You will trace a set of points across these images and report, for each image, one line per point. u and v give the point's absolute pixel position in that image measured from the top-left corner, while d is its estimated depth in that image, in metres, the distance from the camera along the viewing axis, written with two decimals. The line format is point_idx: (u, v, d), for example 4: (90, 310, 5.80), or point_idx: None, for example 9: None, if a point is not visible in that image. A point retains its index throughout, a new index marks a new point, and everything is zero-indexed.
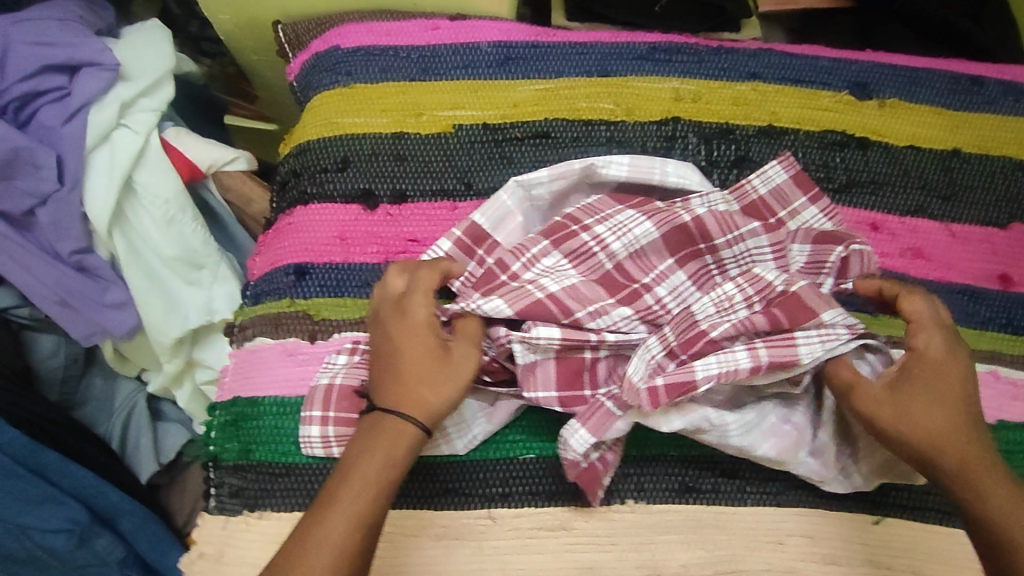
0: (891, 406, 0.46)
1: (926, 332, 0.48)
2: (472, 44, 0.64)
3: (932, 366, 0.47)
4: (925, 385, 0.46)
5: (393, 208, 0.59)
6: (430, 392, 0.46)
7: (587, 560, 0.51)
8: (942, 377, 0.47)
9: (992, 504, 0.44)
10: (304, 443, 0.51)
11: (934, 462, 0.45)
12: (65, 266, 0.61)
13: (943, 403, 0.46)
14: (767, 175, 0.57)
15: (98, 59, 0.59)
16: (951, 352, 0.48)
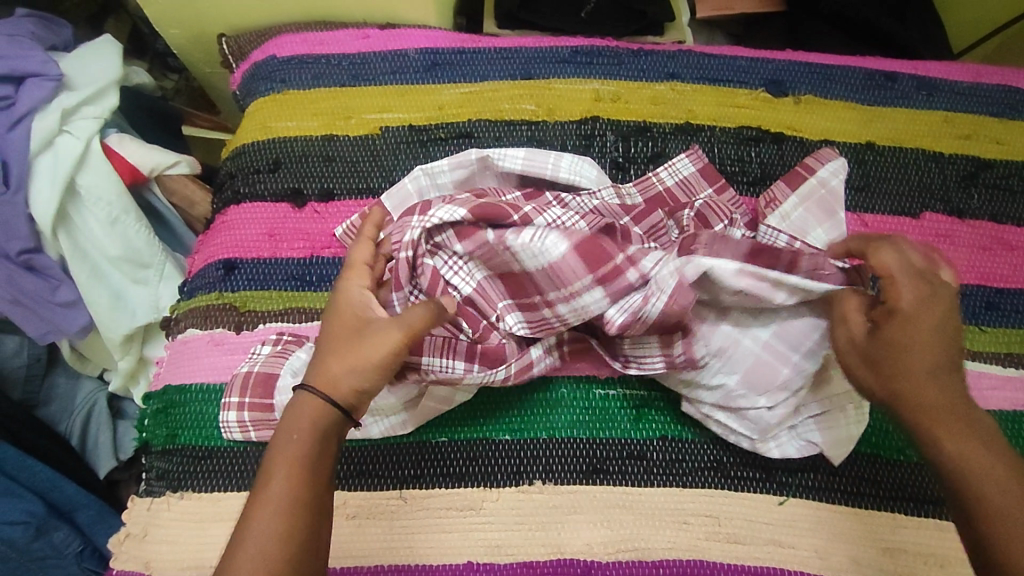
0: (889, 359, 0.45)
1: (912, 283, 0.46)
2: (399, 51, 0.68)
3: (909, 323, 0.45)
4: (931, 346, 0.45)
5: (320, 206, 0.62)
6: (339, 367, 0.46)
7: (495, 539, 0.53)
8: (927, 339, 0.45)
9: (990, 494, 0.41)
10: (223, 428, 0.55)
11: (919, 427, 0.44)
12: (14, 264, 0.64)
13: (943, 364, 0.45)
14: (674, 167, 0.62)
15: (42, 71, 0.64)
16: (927, 308, 0.45)
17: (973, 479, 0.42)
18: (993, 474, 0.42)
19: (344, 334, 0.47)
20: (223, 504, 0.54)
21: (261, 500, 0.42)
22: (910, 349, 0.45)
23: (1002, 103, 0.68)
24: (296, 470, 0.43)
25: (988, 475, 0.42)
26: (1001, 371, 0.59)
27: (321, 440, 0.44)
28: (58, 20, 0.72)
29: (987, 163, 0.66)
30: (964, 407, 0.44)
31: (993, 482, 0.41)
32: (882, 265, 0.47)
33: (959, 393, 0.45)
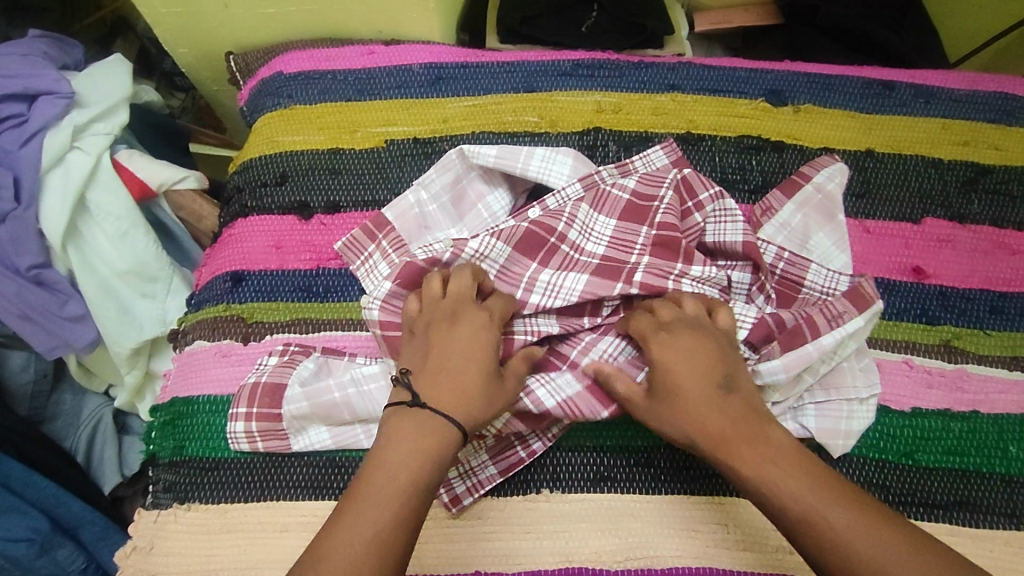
0: (667, 397, 0.47)
1: (659, 337, 0.49)
2: (404, 66, 0.69)
3: (664, 368, 0.47)
4: (684, 394, 0.46)
5: (326, 218, 0.63)
6: (489, 410, 0.47)
7: (503, 548, 0.53)
8: (672, 374, 0.47)
9: (785, 492, 0.42)
10: (230, 438, 0.55)
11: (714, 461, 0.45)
12: (24, 279, 0.64)
13: (711, 409, 0.46)
14: (649, 158, 0.62)
15: (54, 89, 0.65)
16: (701, 345, 0.48)
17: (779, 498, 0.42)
18: (803, 495, 0.42)
19: (485, 378, 0.47)
20: (230, 515, 0.54)
21: (365, 492, 0.43)
22: (675, 403, 0.47)
23: (1000, 109, 0.69)
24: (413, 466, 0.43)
25: (789, 490, 0.42)
26: (1007, 375, 0.59)
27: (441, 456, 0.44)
28: (69, 41, 0.74)
29: (986, 168, 0.66)
30: (762, 431, 0.45)
31: (787, 479, 0.43)
32: (638, 329, 0.50)
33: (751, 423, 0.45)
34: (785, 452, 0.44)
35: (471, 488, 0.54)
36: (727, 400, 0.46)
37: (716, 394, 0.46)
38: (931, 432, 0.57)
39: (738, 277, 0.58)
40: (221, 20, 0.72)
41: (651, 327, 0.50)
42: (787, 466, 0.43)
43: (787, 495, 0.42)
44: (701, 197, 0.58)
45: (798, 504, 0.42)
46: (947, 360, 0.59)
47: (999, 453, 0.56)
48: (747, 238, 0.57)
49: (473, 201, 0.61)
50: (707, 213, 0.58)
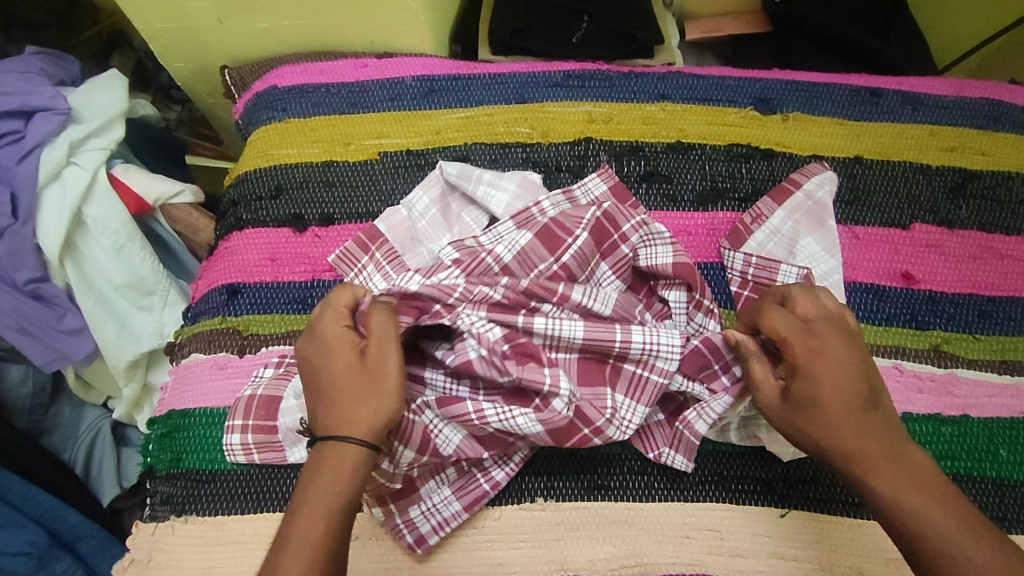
0: (808, 398, 0.46)
1: (803, 338, 0.47)
2: (397, 79, 0.70)
3: (815, 370, 0.46)
4: (835, 403, 0.46)
5: (320, 230, 0.63)
6: (365, 410, 0.46)
7: (497, 557, 0.53)
8: (826, 374, 0.46)
9: (917, 513, 0.42)
10: (227, 451, 0.55)
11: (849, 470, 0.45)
12: (21, 294, 0.65)
13: (858, 423, 0.45)
14: (586, 187, 0.62)
15: (51, 105, 0.66)
16: (846, 355, 0.47)
17: (915, 523, 0.42)
18: (942, 523, 0.41)
19: (358, 382, 0.47)
20: (227, 527, 0.54)
21: (290, 531, 0.42)
22: (820, 410, 0.46)
23: (986, 115, 0.70)
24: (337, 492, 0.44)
25: (932, 514, 0.41)
26: (997, 379, 0.60)
27: (356, 483, 0.44)
28: (65, 57, 0.75)
29: (973, 174, 0.67)
30: (901, 452, 0.44)
31: (925, 502, 0.42)
32: (774, 327, 0.48)
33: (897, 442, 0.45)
34: (925, 474, 0.43)
35: (436, 527, 0.53)
36: (872, 413, 0.46)
37: (859, 410, 0.46)
38: (922, 437, 0.57)
39: (675, 296, 0.58)
40: (216, 35, 0.73)
41: (795, 327, 0.48)
42: (925, 490, 0.42)
43: (929, 521, 0.41)
44: (626, 229, 0.57)
45: (940, 532, 0.41)
46: (937, 365, 0.60)
47: (989, 457, 0.57)
48: (678, 259, 0.57)
49: (463, 212, 0.63)
50: (635, 242, 0.57)
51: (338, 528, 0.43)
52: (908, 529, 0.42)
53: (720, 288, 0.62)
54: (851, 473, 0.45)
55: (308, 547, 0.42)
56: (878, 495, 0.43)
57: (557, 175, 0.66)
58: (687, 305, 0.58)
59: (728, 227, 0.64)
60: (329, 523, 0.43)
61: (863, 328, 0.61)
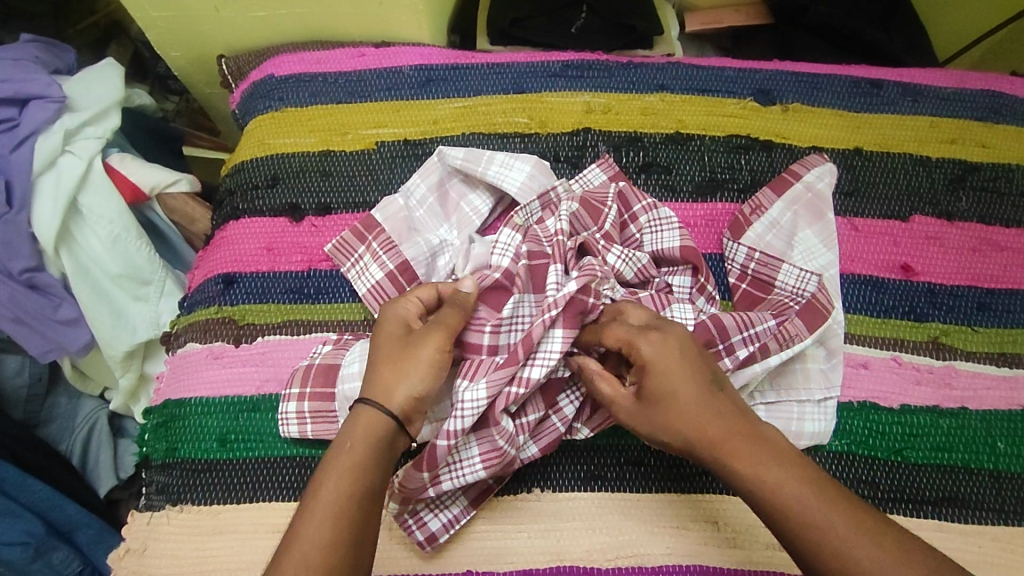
0: (661, 396, 0.47)
1: (644, 338, 0.48)
2: (394, 69, 0.69)
3: (656, 370, 0.47)
4: (676, 399, 0.46)
5: (317, 220, 0.63)
6: (391, 374, 0.48)
7: (493, 547, 0.53)
8: (671, 370, 0.47)
9: (778, 489, 0.43)
10: (282, 421, 0.55)
11: (717, 462, 0.45)
12: (17, 283, 0.65)
13: (711, 408, 0.46)
14: (585, 179, 0.63)
15: (46, 93, 0.66)
16: (672, 354, 0.47)
17: (771, 500, 0.43)
18: (796, 500, 0.42)
19: (398, 350, 0.49)
20: (223, 516, 0.54)
21: (304, 526, 0.41)
22: (671, 404, 0.46)
23: (987, 107, 0.69)
24: (350, 484, 0.43)
25: (785, 487, 0.43)
26: (995, 371, 0.59)
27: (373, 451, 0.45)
28: (60, 45, 0.74)
29: (973, 166, 0.67)
30: (756, 429, 0.46)
31: (776, 478, 0.43)
32: (616, 338, 0.49)
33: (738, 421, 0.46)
34: (777, 451, 0.45)
35: (447, 525, 0.53)
36: (714, 398, 0.46)
37: (707, 393, 0.46)
38: (919, 428, 0.57)
39: (679, 281, 0.58)
40: (212, 24, 0.73)
41: (632, 332, 0.49)
42: (781, 460, 0.44)
43: (785, 492, 0.43)
44: (636, 210, 0.60)
45: (785, 502, 0.43)
46: (934, 357, 0.60)
47: (987, 449, 0.57)
48: (684, 243, 0.57)
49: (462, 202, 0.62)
50: (643, 224, 0.59)
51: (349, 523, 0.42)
52: (759, 502, 0.44)
53: (718, 280, 0.62)
54: (704, 456, 0.46)
55: (324, 531, 0.41)
56: (743, 476, 0.44)
57: (555, 166, 0.65)
58: (691, 289, 0.57)
59: (727, 218, 0.64)
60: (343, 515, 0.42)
61: (861, 320, 0.61)
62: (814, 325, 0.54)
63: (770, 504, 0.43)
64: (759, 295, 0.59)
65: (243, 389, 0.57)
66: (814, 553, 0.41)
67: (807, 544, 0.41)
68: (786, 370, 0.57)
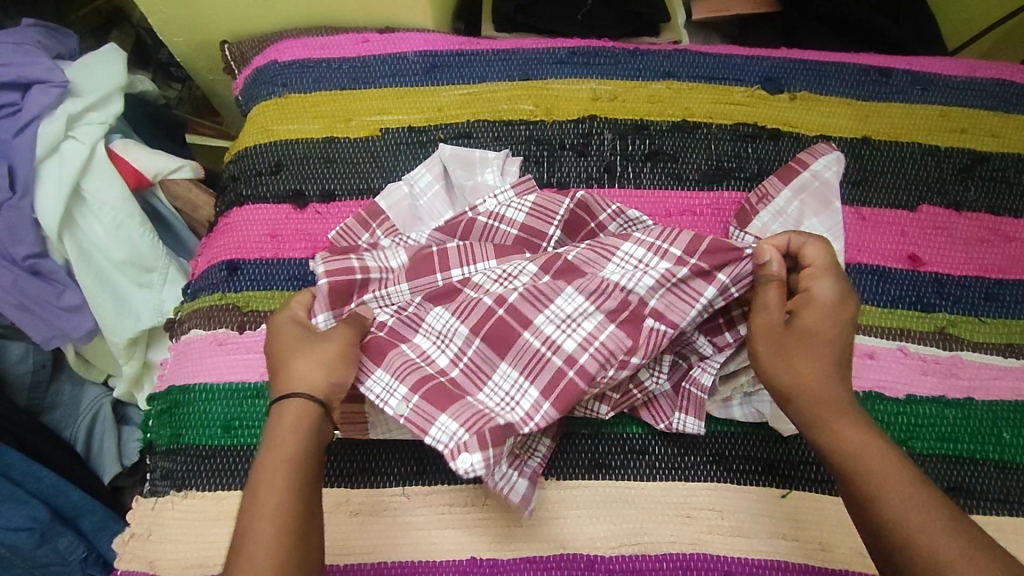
0: (803, 345, 0.48)
1: (829, 279, 0.49)
2: (398, 55, 0.69)
3: (819, 314, 0.48)
4: (820, 345, 0.48)
5: (321, 207, 0.63)
6: (312, 367, 0.47)
7: (498, 534, 0.53)
8: (829, 323, 0.48)
9: (879, 463, 0.43)
10: None
11: (825, 417, 0.46)
12: (21, 270, 0.64)
13: (835, 372, 0.47)
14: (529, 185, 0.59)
15: (48, 77, 0.65)
16: (841, 301, 0.49)
17: (869, 465, 0.43)
18: (893, 481, 0.42)
19: (305, 345, 0.49)
20: (227, 503, 0.54)
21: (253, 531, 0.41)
22: (809, 351, 0.48)
23: (998, 97, 0.69)
24: (291, 477, 0.43)
25: (886, 460, 0.43)
26: (1002, 362, 0.59)
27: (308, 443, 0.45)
28: (62, 30, 0.74)
29: (983, 155, 0.66)
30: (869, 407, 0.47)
31: (884, 460, 0.43)
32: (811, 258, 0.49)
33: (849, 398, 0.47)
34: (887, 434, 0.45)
35: (507, 525, 0.52)
36: (846, 364, 0.48)
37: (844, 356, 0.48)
38: (924, 418, 0.57)
39: None
40: (215, 10, 0.72)
41: (823, 262, 0.49)
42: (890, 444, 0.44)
43: (883, 463, 0.43)
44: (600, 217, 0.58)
45: (883, 477, 0.42)
46: (941, 348, 0.59)
47: (992, 439, 0.57)
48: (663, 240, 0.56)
49: (464, 183, 0.62)
50: (614, 232, 0.58)
51: (297, 525, 0.42)
52: (851, 465, 0.44)
53: None
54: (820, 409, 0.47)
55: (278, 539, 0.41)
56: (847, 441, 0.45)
57: (561, 153, 0.65)
58: None
59: (734, 207, 0.63)
60: (294, 516, 0.42)
61: (867, 310, 0.60)
62: None
63: (868, 474, 0.43)
64: None
65: (247, 374, 0.57)
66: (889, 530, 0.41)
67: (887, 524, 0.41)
68: None
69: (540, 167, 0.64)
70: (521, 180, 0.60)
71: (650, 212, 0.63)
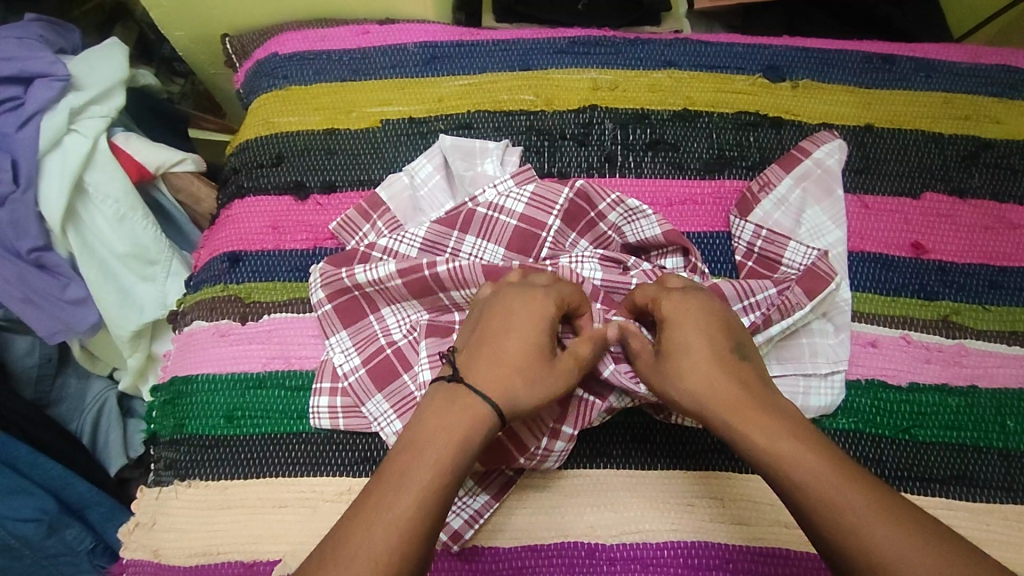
0: (683, 359, 0.48)
1: (674, 294, 0.50)
2: (399, 46, 0.69)
3: (678, 326, 0.49)
4: (692, 352, 0.48)
5: (323, 198, 0.63)
6: (523, 388, 0.46)
7: (500, 523, 0.53)
8: (694, 331, 0.49)
9: (805, 468, 0.41)
10: (313, 412, 0.55)
11: (728, 426, 0.45)
12: (26, 263, 0.65)
13: (727, 381, 0.47)
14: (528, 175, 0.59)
15: (50, 71, 0.65)
16: (695, 312, 0.49)
17: (789, 471, 0.42)
18: (817, 481, 0.40)
19: (538, 366, 0.48)
20: (230, 491, 0.54)
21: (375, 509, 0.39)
22: (690, 360, 0.48)
23: (1003, 83, 0.68)
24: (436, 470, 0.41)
25: (808, 463, 0.41)
26: (1007, 350, 0.59)
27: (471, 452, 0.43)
28: (65, 25, 0.74)
29: (987, 142, 0.65)
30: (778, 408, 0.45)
31: (804, 462, 0.41)
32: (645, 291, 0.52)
33: (743, 403, 0.46)
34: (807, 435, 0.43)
35: (470, 522, 0.52)
36: (734, 366, 0.47)
37: (729, 356, 0.48)
38: (928, 407, 0.56)
39: (672, 263, 0.58)
40: (216, 3, 0.72)
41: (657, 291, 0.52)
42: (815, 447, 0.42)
43: (803, 466, 0.41)
44: (601, 207, 0.58)
45: (811, 479, 0.41)
46: (945, 335, 0.59)
47: (997, 427, 0.56)
48: (664, 228, 0.57)
49: (464, 172, 0.61)
50: (615, 221, 0.58)
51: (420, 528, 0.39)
52: (772, 471, 0.42)
53: (724, 257, 0.61)
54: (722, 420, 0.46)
55: (396, 524, 0.39)
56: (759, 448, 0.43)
57: (561, 143, 0.65)
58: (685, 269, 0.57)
59: (735, 196, 0.63)
60: (415, 517, 0.39)
61: (870, 298, 0.60)
62: (815, 290, 0.54)
63: (796, 483, 0.41)
64: (765, 274, 0.59)
65: (250, 365, 0.58)
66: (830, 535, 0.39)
67: (831, 529, 0.39)
68: (792, 343, 0.56)
69: (541, 157, 0.64)
70: (520, 169, 0.60)
71: (652, 200, 0.63)
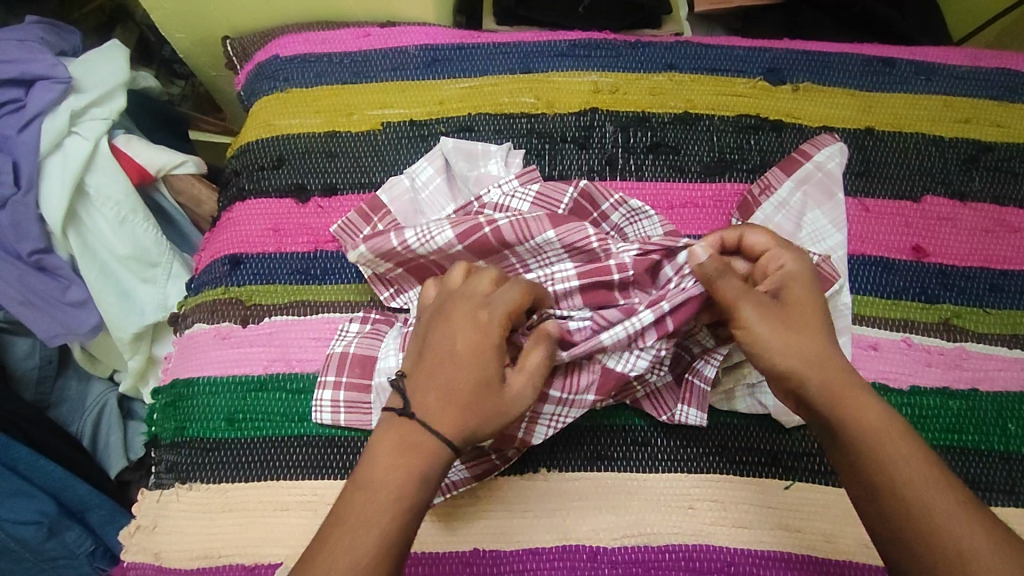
0: (795, 319, 0.47)
1: (789, 254, 0.50)
2: (400, 49, 0.69)
3: (801, 287, 0.49)
4: (806, 314, 0.48)
5: (324, 201, 0.63)
6: (473, 419, 0.44)
7: (500, 526, 0.53)
8: (809, 301, 0.48)
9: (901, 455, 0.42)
10: (315, 406, 0.55)
11: (831, 397, 0.45)
12: (26, 265, 0.65)
13: (830, 355, 0.47)
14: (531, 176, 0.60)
15: (51, 73, 0.66)
16: (814, 277, 0.50)
17: (888, 449, 0.42)
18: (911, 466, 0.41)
19: (488, 394, 0.44)
20: (231, 495, 0.54)
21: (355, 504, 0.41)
22: (807, 323, 0.47)
23: (1002, 86, 0.68)
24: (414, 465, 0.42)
25: (906, 449, 0.42)
26: (1007, 353, 0.59)
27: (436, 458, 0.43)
28: (66, 27, 0.74)
29: (987, 146, 0.65)
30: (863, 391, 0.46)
31: (901, 448, 0.42)
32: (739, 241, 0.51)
33: (853, 376, 0.46)
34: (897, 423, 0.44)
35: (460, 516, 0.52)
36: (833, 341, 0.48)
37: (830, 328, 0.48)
38: (929, 410, 0.57)
39: None
40: (217, 6, 0.72)
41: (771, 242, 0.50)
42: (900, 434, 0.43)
43: (900, 452, 0.42)
44: (603, 208, 0.58)
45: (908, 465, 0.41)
46: (946, 338, 0.59)
47: (997, 430, 0.56)
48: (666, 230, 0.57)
49: (467, 173, 0.61)
50: (618, 222, 0.58)
51: (387, 569, 0.39)
52: (868, 446, 0.43)
53: None
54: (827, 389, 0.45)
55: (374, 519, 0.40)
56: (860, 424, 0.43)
57: (562, 146, 0.65)
58: None
59: (736, 198, 0.63)
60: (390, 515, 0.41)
61: (870, 302, 0.60)
62: None
63: (899, 466, 0.41)
64: None
65: (251, 368, 0.58)
66: (917, 513, 0.40)
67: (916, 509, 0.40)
68: None
69: (542, 159, 0.64)
70: (525, 170, 0.60)
71: (653, 203, 0.63)
